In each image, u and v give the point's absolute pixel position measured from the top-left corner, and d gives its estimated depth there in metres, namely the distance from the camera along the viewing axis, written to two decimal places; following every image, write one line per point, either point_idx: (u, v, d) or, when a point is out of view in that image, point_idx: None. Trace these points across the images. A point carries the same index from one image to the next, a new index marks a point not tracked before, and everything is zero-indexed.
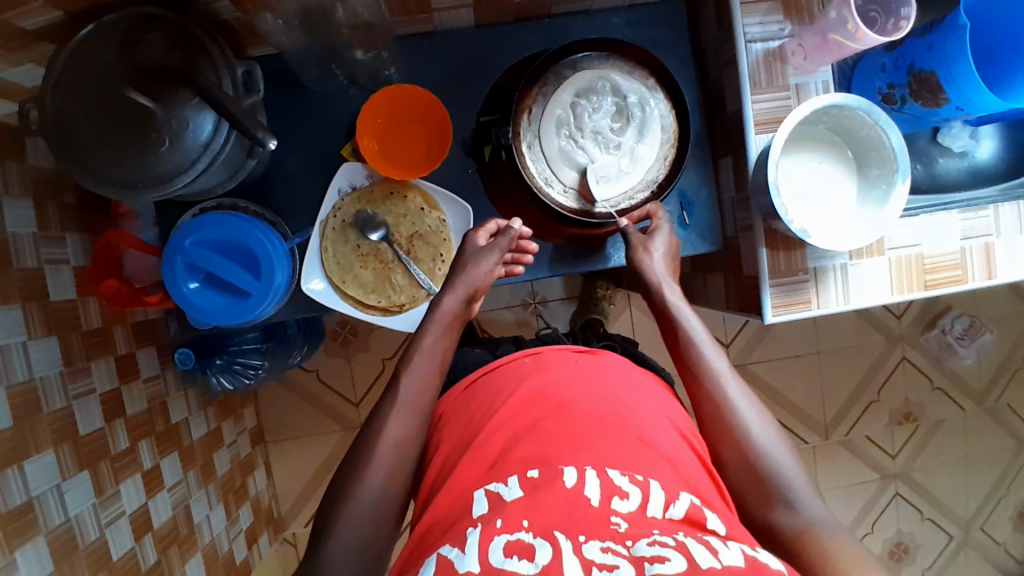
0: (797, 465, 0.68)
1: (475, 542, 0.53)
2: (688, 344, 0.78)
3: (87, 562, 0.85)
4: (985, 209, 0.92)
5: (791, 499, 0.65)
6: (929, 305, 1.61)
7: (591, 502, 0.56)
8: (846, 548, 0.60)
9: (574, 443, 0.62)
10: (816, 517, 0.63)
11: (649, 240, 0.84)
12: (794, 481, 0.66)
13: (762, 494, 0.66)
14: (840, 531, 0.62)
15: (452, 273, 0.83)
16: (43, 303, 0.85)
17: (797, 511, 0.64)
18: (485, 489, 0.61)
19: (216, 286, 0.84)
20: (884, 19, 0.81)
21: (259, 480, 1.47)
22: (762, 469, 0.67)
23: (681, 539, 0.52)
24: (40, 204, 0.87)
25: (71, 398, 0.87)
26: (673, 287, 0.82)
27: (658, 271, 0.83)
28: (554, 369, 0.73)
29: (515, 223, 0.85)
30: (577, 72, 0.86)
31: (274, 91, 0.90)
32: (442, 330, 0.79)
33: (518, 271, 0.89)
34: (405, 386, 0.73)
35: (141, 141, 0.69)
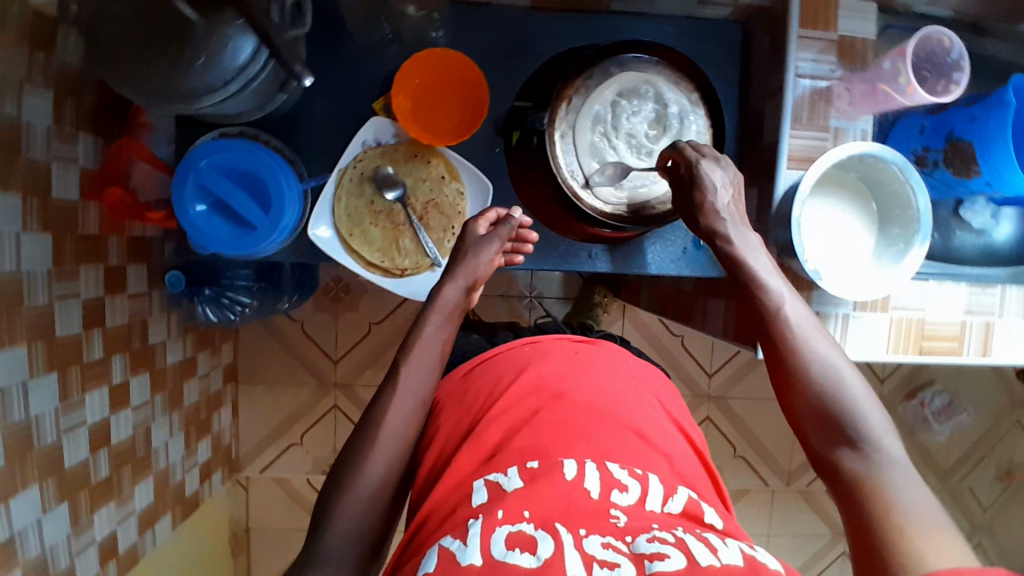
0: (876, 407, 0.64)
1: (477, 534, 0.52)
2: (752, 285, 0.74)
3: (38, 464, 0.84)
4: (993, 287, 0.92)
5: (859, 441, 0.61)
6: (913, 374, 1.62)
7: (590, 495, 0.56)
8: (915, 496, 0.56)
9: (571, 435, 0.62)
10: (887, 459, 0.59)
11: (705, 181, 0.77)
12: (864, 420, 0.62)
13: (828, 433, 0.63)
14: (913, 475, 0.58)
15: (452, 262, 0.82)
16: (44, 198, 0.83)
17: (865, 454, 0.60)
18: (483, 479, 0.60)
19: (222, 214, 0.83)
20: (935, 79, 0.82)
21: (223, 418, 1.46)
22: (830, 410, 0.64)
23: (680, 536, 0.53)
24: (60, 98, 0.85)
25: (54, 298, 0.86)
26: (739, 224, 0.77)
27: (722, 209, 0.77)
28: (551, 359, 0.73)
29: (516, 212, 0.85)
30: (623, 71, 0.85)
31: (317, 30, 0.88)
32: (443, 319, 0.77)
33: (518, 259, 0.88)
34: (405, 373, 0.71)
35: (177, 51, 0.67)
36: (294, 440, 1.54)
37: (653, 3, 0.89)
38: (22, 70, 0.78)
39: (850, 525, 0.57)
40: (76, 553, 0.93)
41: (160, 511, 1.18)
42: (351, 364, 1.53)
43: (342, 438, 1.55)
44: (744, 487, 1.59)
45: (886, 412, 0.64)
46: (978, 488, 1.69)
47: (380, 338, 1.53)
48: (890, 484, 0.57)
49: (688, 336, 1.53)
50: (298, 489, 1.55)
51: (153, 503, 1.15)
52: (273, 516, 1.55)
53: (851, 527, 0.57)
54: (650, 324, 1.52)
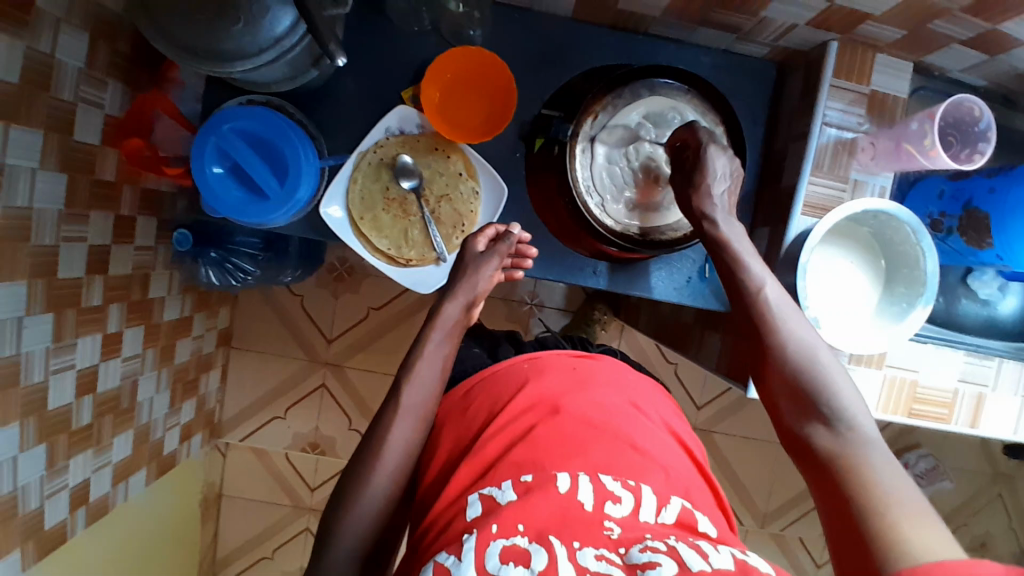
0: (850, 384, 0.68)
1: (472, 549, 0.53)
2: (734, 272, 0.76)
3: (23, 401, 0.85)
4: (990, 359, 0.92)
5: (834, 418, 0.66)
6: (900, 434, 1.61)
7: (585, 507, 0.56)
8: (886, 468, 0.61)
9: (566, 449, 0.62)
10: (861, 435, 0.64)
11: (706, 169, 0.79)
12: (836, 398, 0.67)
13: (804, 410, 0.68)
14: (882, 449, 0.63)
15: (453, 279, 0.82)
16: (65, 138, 0.84)
17: (839, 432, 0.65)
18: (479, 493, 0.60)
19: (238, 179, 0.83)
20: (959, 146, 0.82)
21: (211, 381, 1.46)
22: (805, 389, 0.68)
23: (672, 544, 0.53)
24: (94, 42, 0.86)
25: (60, 239, 0.86)
26: (729, 217, 0.79)
27: (717, 202, 0.79)
28: (549, 374, 0.73)
29: (515, 229, 0.85)
30: (652, 94, 0.86)
31: (357, 12, 0.89)
32: (444, 335, 0.78)
33: (517, 276, 0.88)
34: (408, 393, 0.72)
35: (217, 13, 0.68)
36: (278, 413, 1.55)
37: (692, 32, 0.89)
38: (63, 10, 0.79)
39: (828, 496, 0.63)
40: (47, 494, 0.94)
41: (135, 465, 1.18)
42: (343, 345, 1.54)
43: (325, 417, 1.55)
44: None
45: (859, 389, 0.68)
46: None
47: (376, 323, 1.53)
48: (864, 460, 0.62)
49: (681, 364, 1.53)
50: (275, 462, 1.55)
51: (130, 456, 1.15)
52: (246, 485, 1.56)
53: (828, 497, 0.63)
54: (645, 348, 1.52)
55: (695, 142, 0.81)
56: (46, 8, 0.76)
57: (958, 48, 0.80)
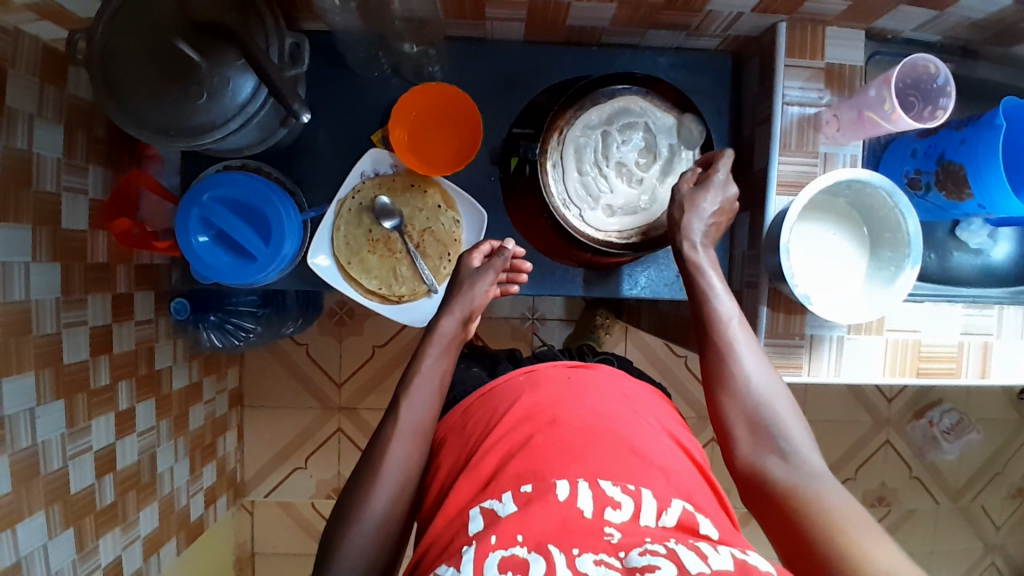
0: (800, 420, 0.71)
1: (470, 560, 0.54)
2: (700, 296, 0.79)
3: (44, 489, 0.86)
4: (989, 307, 0.92)
5: (788, 452, 0.68)
6: (920, 394, 1.61)
7: (584, 514, 0.57)
8: (839, 499, 0.62)
9: (565, 455, 0.63)
10: (815, 468, 0.66)
11: (697, 196, 0.81)
12: (792, 435, 0.69)
13: (761, 444, 0.69)
14: (834, 483, 0.64)
15: (449, 294, 0.83)
16: (54, 229, 0.86)
17: (794, 465, 0.67)
18: (479, 506, 0.61)
19: (224, 244, 0.85)
20: (921, 105, 0.83)
21: (229, 442, 1.47)
22: (762, 420, 0.70)
23: (672, 547, 0.53)
24: (71, 130, 0.89)
25: (62, 326, 0.88)
26: (706, 248, 0.81)
27: (695, 231, 0.81)
28: (545, 385, 0.73)
29: (509, 244, 0.87)
30: (613, 101, 0.86)
31: (318, 67, 0.91)
32: (440, 350, 0.79)
33: (513, 289, 0.90)
34: (406, 410, 0.73)
35: (181, 90, 0.70)
36: (299, 464, 1.55)
37: (644, 36, 0.91)
38: (34, 104, 0.81)
39: (783, 528, 0.62)
40: None
41: (165, 537, 1.19)
42: (354, 388, 1.54)
43: (346, 461, 1.55)
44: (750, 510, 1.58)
45: (808, 425, 0.71)
46: (990, 508, 1.67)
47: (383, 360, 1.54)
48: (818, 491, 0.63)
49: (691, 357, 1.53)
50: (302, 514, 1.55)
51: (158, 528, 1.16)
52: (276, 540, 1.56)
53: (784, 531, 0.62)
54: (652, 346, 1.53)
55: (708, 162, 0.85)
56: (16, 105, 0.79)
57: (906, 9, 0.81)
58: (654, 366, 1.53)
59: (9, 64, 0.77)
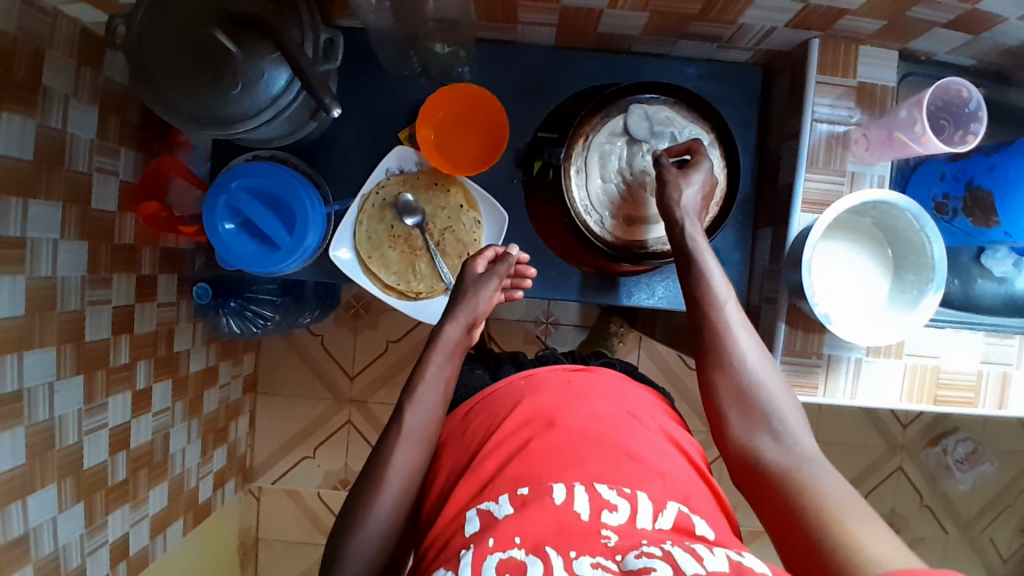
0: (792, 401, 0.69)
1: (468, 564, 0.54)
2: (695, 279, 0.75)
3: (58, 464, 0.88)
4: (1010, 337, 0.91)
5: (778, 433, 0.67)
6: (936, 421, 1.58)
7: (581, 517, 0.57)
8: (831, 481, 0.61)
9: (562, 460, 0.63)
10: (806, 451, 0.65)
11: (683, 176, 0.80)
12: (784, 417, 0.68)
13: (753, 427, 0.68)
14: (826, 464, 0.64)
15: (452, 302, 0.83)
16: (83, 208, 0.88)
17: (785, 446, 0.66)
18: (476, 508, 0.61)
19: (249, 232, 0.86)
20: (952, 129, 0.81)
21: (241, 428, 1.49)
22: (754, 402, 0.69)
23: (668, 549, 0.53)
24: (105, 114, 0.91)
25: (86, 304, 0.90)
26: (697, 225, 0.78)
27: (686, 207, 0.78)
28: (545, 389, 0.74)
29: (513, 249, 0.86)
30: (642, 111, 0.87)
31: (349, 62, 0.92)
32: (444, 358, 0.78)
33: (517, 295, 0.89)
34: (410, 416, 0.73)
35: (215, 81, 0.72)
36: (308, 453, 1.57)
37: (673, 46, 0.91)
38: (71, 86, 0.84)
39: (774, 512, 0.62)
40: (89, 552, 0.96)
41: (172, 517, 1.21)
42: (366, 381, 1.56)
43: (353, 453, 1.57)
44: (756, 528, 1.56)
45: (801, 405, 0.69)
46: (1001, 541, 1.64)
47: (396, 356, 1.55)
48: (809, 475, 0.62)
49: None
50: (308, 503, 1.57)
51: (166, 508, 1.18)
52: (281, 527, 1.57)
53: (775, 516, 0.62)
54: (665, 357, 1.52)
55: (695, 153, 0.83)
56: (53, 86, 0.81)
57: (941, 32, 0.80)
58: (666, 377, 1.53)
59: (49, 45, 0.80)
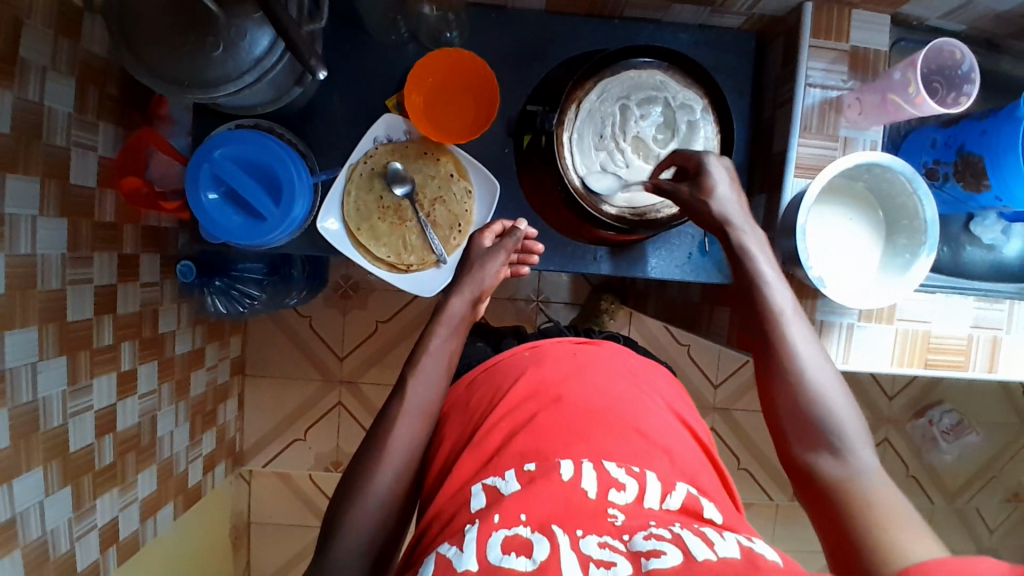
0: (854, 414, 0.68)
1: (473, 540, 0.52)
2: (753, 287, 0.75)
3: (45, 446, 0.86)
4: (1000, 302, 0.92)
5: (839, 447, 0.65)
6: (923, 392, 1.60)
7: (588, 495, 0.57)
8: (892, 499, 0.60)
9: (568, 434, 0.63)
10: (866, 466, 0.64)
11: (705, 185, 0.79)
12: (846, 431, 0.66)
13: (811, 440, 0.67)
14: (889, 483, 0.62)
15: (459, 274, 0.83)
16: (63, 183, 0.85)
17: (845, 460, 0.65)
18: (482, 483, 0.61)
19: (233, 204, 0.84)
20: (945, 91, 0.82)
21: (230, 411, 1.47)
22: (812, 415, 0.67)
23: (677, 532, 0.52)
24: (82, 88, 0.87)
25: (67, 282, 0.88)
26: (747, 227, 0.78)
27: (727, 214, 0.78)
28: (549, 362, 0.74)
29: (521, 224, 0.86)
30: (635, 74, 0.85)
31: (335, 29, 0.90)
32: (449, 332, 0.78)
33: (523, 271, 0.90)
34: (413, 390, 0.72)
35: (197, 41, 0.69)
36: (299, 436, 1.55)
37: (667, 11, 0.90)
38: (48, 58, 0.81)
39: (830, 527, 0.62)
40: (77, 536, 0.95)
41: (162, 501, 1.19)
42: (356, 362, 1.54)
43: (345, 434, 1.56)
44: (747, 501, 1.58)
45: (863, 419, 0.68)
46: (984, 510, 1.67)
47: (386, 336, 1.54)
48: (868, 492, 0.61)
49: (694, 345, 1.53)
50: (300, 485, 1.56)
51: (156, 492, 1.16)
52: (274, 510, 1.56)
53: (830, 529, 0.61)
54: (656, 333, 1.52)
55: (692, 161, 0.81)
56: (30, 57, 0.78)
57: None
58: (658, 353, 1.53)
59: (25, 14, 0.76)
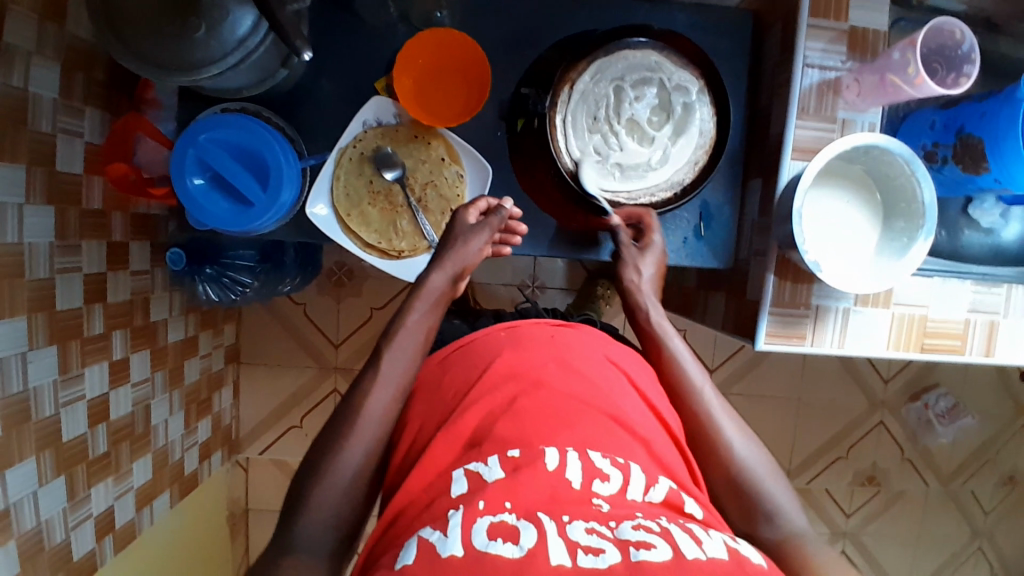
0: (781, 481, 0.71)
1: (458, 526, 0.52)
2: (670, 365, 0.79)
3: (36, 436, 0.85)
4: (998, 286, 0.91)
5: (770, 512, 0.68)
6: (919, 376, 1.60)
7: (573, 485, 0.56)
8: (823, 558, 0.63)
9: (550, 422, 0.62)
10: (798, 527, 0.67)
11: (638, 259, 0.87)
12: (776, 497, 0.69)
13: (747, 511, 0.69)
14: (819, 542, 0.66)
15: (441, 249, 0.82)
16: (49, 171, 0.84)
17: (776, 523, 0.68)
18: (465, 468, 0.60)
19: (220, 189, 0.83)
20: (945, 72, 0.81)
21: (225, 399, 1.47)
22: (745, 485, 0.70)
23: (665, 526, 0.53)
24: (67, 71, 0.85)
25: (55, 271, 0.86)
26: (656, 305, 0.86)
27: (642, 290, 0.87)
28: (527, 344, 0.72)
29: (506, 203, 0.85)
30: (629, 55, 0.83)
31: (323, 9, 0.88)
32: (428, 307, 0.78)
33: (506, 250, 0.88)
34: (388, 361, 0.73)
35: (179, 23, 0.68)
36: (294, 423, 1.55)
37: None
38: (32, 42, 0.78)
39: None
40: (72, 526, 0.94)
41: (159, 489, 1.19)
42: (351, 349, 1.54)
43: None
44: None
45: (790, 485, 0.72)
46: (980, 494, 1.68)
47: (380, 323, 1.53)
48: (804, 552, 0.64)
49: (690, 331, 1.52)
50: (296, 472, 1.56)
51: (151, 480, 1.16)
52: (271, 497, 1.56)
53: None
54: None
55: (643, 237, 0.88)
56: (14, 42, 0.76)
57: None
58: None
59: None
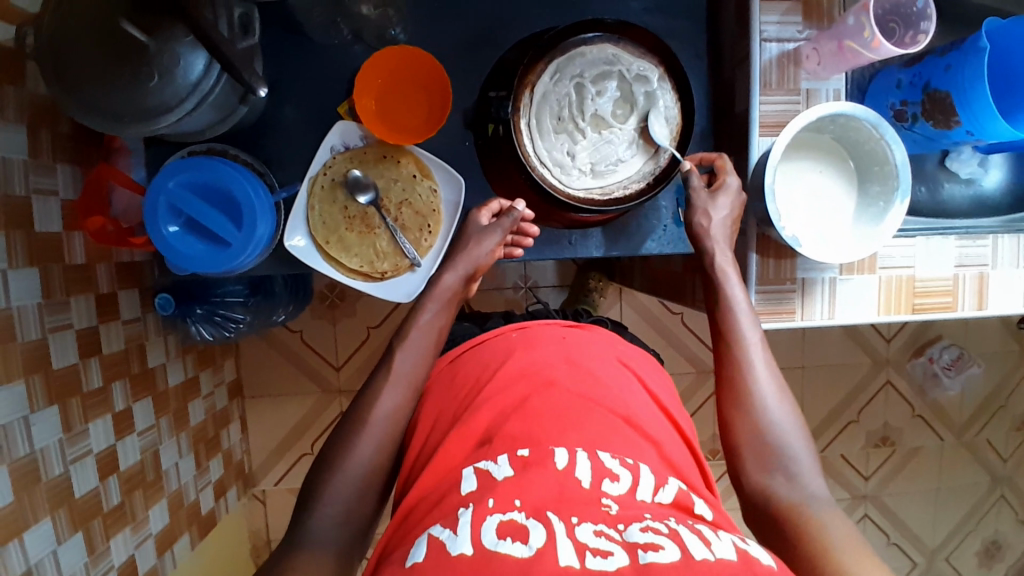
0: (810, 448, 0.71)
1: (467, 524, 0.51)
2: (722, 308, 0.79)
3: (48, 496, 0.86)
4: (984, 238, 0.90)
5: (791, 473, 0.68)
6: (919, 331, 1.60)
7: (582, 484, 0.56)
8: (835, 524, 0.63)
9: (558, 423, 0.63)
10: (815, 493, 0.67)
11: (711, 201, 0.82)
12: (801, 462, 0.69)
13: (766, 465, 0.69)
14: (835, 510, 0.65)
15: (454, 250, 0.86)
16: (28, 232, 0.83)
17: (796, 484, 0.68)
18: (474, 466, 0.60)
19: (196, 233, 0.82)
20: (903, 31, 0.81)
21: (233, 434, 1.47)
22: (772, 445, 0.70)
23: (674, 527, 0.52)
24: (33, 130, 0.85)
25: (47, 331, 0.86)
26: (725, 250, 0.82)
27: (715, 233, 0.82)
28: (540, 343, 0.74)
29: (519, 204, 0.86)
30: (585, 51, 0.82)
31: (277, 39, 0.88)
32: (439, 306, 0.82)
33: (517, 253, 0.91)
34: (400, 360, 0.76)
35: (129, 73, 0.68)
36: (305, 450, 1.55)
37: None
38: None
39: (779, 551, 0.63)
40: None
41: (177, 532, 1.19)
42: (352, 371, 1.54)
43: None
44: None
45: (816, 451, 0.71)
46: (995, 441, 1.68)
47: (378, 341, 1.53)
48: (815, 515, 0.64)
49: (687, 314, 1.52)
50: None
51: (169, 525, 1.16)
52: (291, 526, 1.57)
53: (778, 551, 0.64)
54: (648, 306, 1.51)
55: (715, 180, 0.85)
56: None
57: None
58: (651, 324, 1.52)
59: None
